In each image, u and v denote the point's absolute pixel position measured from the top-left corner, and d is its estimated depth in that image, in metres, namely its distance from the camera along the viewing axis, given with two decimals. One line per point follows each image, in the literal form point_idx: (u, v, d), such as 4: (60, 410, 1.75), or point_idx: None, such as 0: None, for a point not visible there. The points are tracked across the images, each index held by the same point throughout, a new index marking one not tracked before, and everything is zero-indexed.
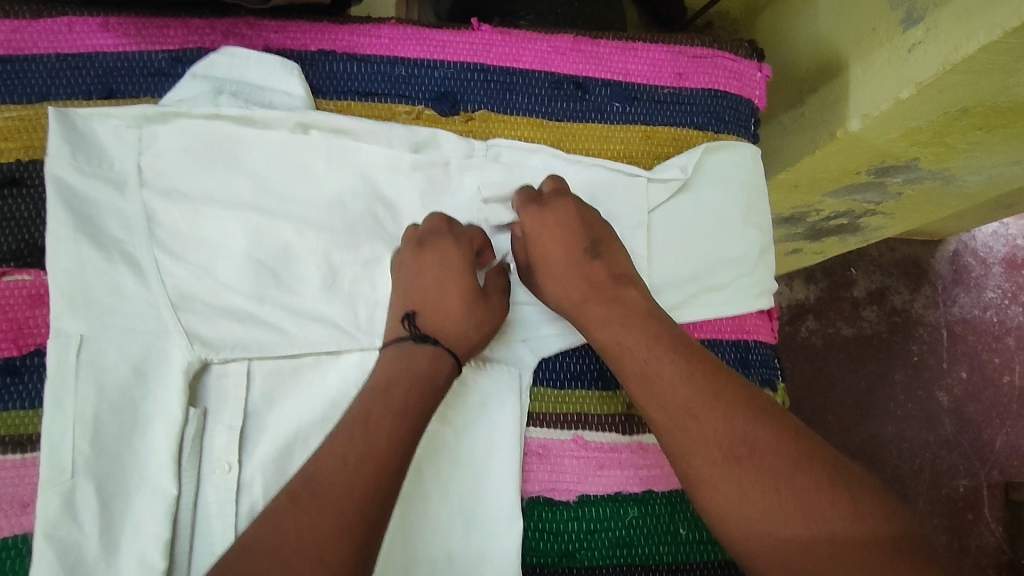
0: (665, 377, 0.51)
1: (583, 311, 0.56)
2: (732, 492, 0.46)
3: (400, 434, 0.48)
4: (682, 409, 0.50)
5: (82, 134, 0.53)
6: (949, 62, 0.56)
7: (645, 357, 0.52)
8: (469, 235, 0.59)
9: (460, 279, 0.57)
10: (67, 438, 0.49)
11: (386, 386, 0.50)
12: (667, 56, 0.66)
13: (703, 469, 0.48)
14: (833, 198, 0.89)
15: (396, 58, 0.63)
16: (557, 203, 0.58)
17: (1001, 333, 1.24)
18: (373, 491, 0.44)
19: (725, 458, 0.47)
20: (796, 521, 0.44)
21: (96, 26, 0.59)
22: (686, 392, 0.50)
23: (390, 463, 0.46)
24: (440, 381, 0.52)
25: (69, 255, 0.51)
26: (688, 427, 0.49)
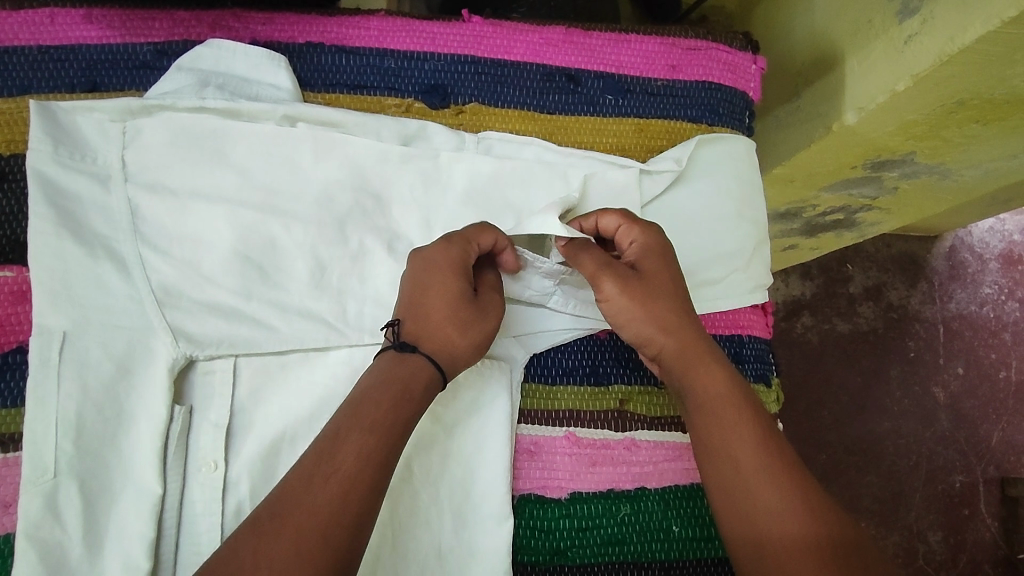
0: (728, 422, 0.49)
1: (685, 350, 0.53)
2: (781, 545, 0.44)
3: (374, 454, 0.44)
4: (741, 457, 0.48)
5: (64, 127, 0.52)
6: (946, 54, 0.55)
7: (717, 401, 0.51)
8: (464, 235, 0.52)
9: (447, 287, 0.50)
10: (49, 437, 0.48)
11: (360, 400, 0.46)
12: (660, 48, 0.66)
13: (752, 519, 0.46)
14: (829, 193, 0.89)
15: (386, 50, 0.62)
16: (660, 232, 0.56)
17: (998, 329, 1.24)
18: (342, 522, 0.41)
19: (779, 513, 0.45)
20: (796, 519, 0.45)
21: (80, 18, 0.58)
22: (748, 442, 0.48)
23: (360, 489, 0.42)
24: (414, 394, 0.47)
25: (51, 250, 0.50)
26: (744, 476, 0.47)
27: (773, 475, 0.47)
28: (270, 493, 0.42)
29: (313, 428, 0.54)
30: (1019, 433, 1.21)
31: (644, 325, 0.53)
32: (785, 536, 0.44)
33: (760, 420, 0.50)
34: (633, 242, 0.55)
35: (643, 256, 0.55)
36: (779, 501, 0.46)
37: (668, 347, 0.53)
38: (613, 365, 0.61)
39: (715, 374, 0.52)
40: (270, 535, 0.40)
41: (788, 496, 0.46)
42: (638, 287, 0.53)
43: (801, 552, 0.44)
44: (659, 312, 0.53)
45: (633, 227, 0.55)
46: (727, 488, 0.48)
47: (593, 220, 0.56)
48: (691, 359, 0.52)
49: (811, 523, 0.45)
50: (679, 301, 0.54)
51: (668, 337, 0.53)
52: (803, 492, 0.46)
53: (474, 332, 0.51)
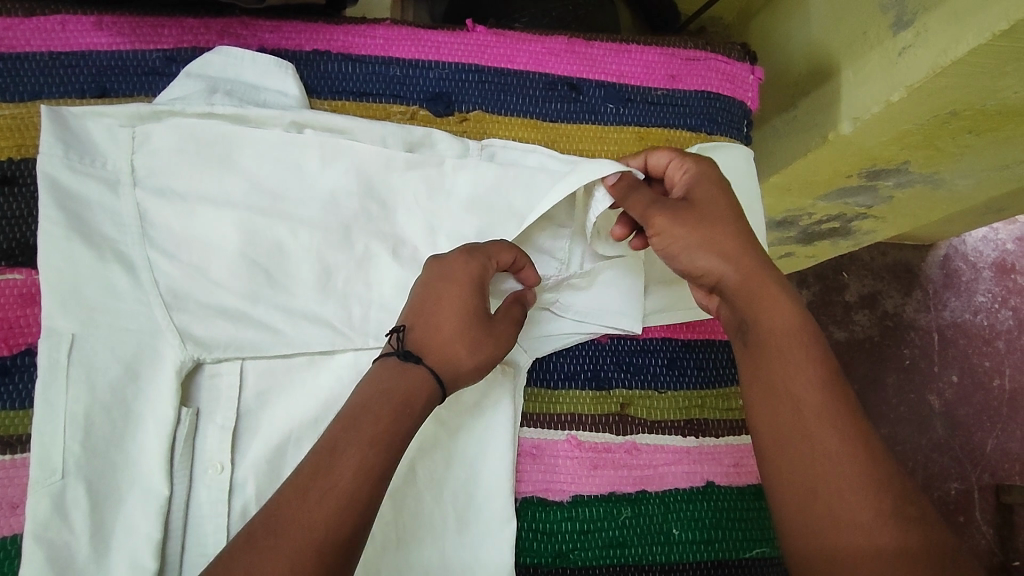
0: (791, 359, 0.48)
1: (748, 281, 0.51)
2: (834, 487, 0.43)
3: (372, 468, 0.44)
4: (802, 399, 0.46)
5: (74, 132, 0.53)
6: (939, 65, 0.56)
7: (782, 336, 0.49)
8: (485, 250, 0.54)
9: (462, 300, 0.52)
10: (57, 438, 0.48)
11: (360, 412, 0.46)
12: (660, 58, 0.67)
13: (805, 459, 0.45)
14: (825, 201, 0.90)
15: (391, 59, 0.63)
16: (712, 164, 0.56)
17: (991, 337, 1.26)
18: (338, 534, 0.41)
19: (836, 455, 0.44)
20: (848, 473, 0.43)
21: (90, 25, 0.59)
22: (812, 383, 0.47)
23: (357, 504, 0.43)
24: (413, 407, 0.48)
25: (61, 254, 0.51)
26: (804, 416, 0.46)
27: (835, 415, 0.45)
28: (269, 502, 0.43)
29: (318, 430, 0.54)
30: (1013, 441, 1.22)
31: (703, 254, 0.51)
32: (840, 480, 0.43)
33: (825, 359, 0.48)
34: (686, 173, 0.56)
35: (696, 182, 0.55)
36: (836, 442, 0.44)
37: (730, 278, 0.51)
38: (614, 370, 0.61)
39: (781, 308, 0.50)
40: (267, 544, 0.40)
41: (849, 437, 0.45)
42: (690, 214, 0.52)
43: (854, 495, 0.43)
44: (719, 239, 0.52)
45: (684, 159, 0.56)
46: (783, 426, 0.46)
47: (643, 158, 0.58)
48: (755, 291, 0.51)
49: (869, 466, 0.44)
50: (739, 230, 0.52)
51: (729, 266, 0.51)
52: (861, 435, 0.45)
53: (484, 349, 0.52)
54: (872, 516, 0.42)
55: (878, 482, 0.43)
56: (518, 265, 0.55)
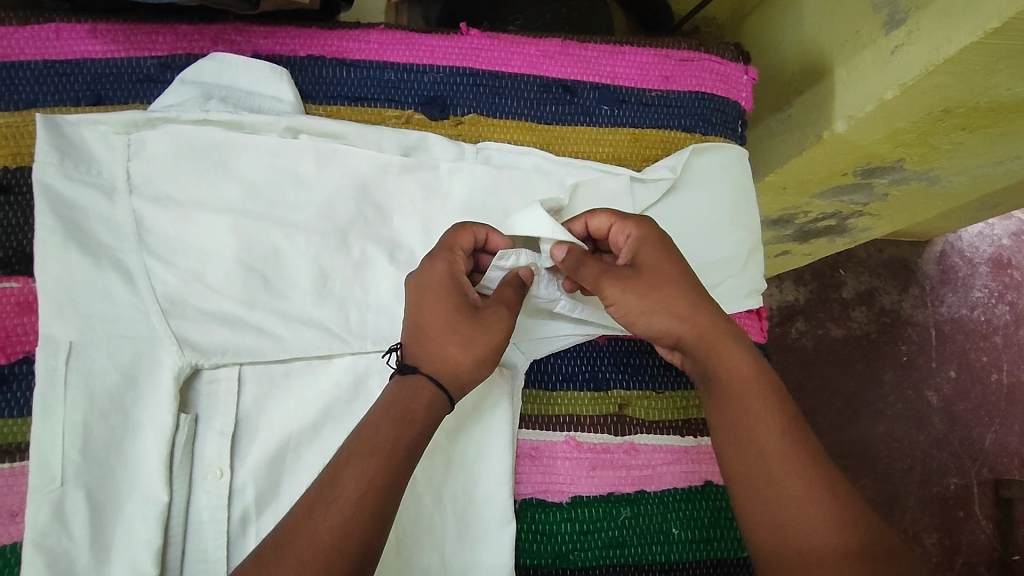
0: (752, 407, 0.49)
1: (706, 334, 0.51)
2: (801, 533, 0.44)
3: (377, 478, 0.44)
4: (765, 446, 0.47)
5: (70, 140, 0.53)
6: (932, 63, 0.57)
7: (742, 384, 0.50)
8: (447, 246, 0.53)
9: (438, 300, 0.51)
10: (56, 446, 0.48)
11: (364, 425, 0.47)
12: (654, 59, 0.67)
13: (776, 506, 0.46)
14: (821, 199, 0.90)
15: (386, 63, 0.63)
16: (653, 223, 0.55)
17: (989, 332, 1.26)
18: (343, 555, 0.41)
19: (801, 499, 0.45)
20: (812, 516, 0.45)
21: (85, 32, 0.59)
22: (772, 430, 0.48)
23: (360, 518, 0.43)
24: (415, 417, 0.47)
25: (58, 262, 0.51)
26: (768, 462, 0.47)
27: (796, 459, 0.47)
28: (275, 529, 0.43)
29: (317, 435, 0.54)
30: (1011, 435, 1.23)
31: (661, 317, 0.51)
32: (807, 524, 0.44)
33: (782, 404, 0.49)
34: (629, 237, 0.55)
35: (641, 245, 0.54)
36: (802, 488, 0.46)
37: (690, 331, 0.51)
38: (611, 370, 0.62)
39: (738, 359, 0.51)
40: (272, 564, 0.40)
41: (810, 480, 0.46)
42: (639, 279, 0.51)
43: (826, 538, 0.44)
44: (670, 299, 0.51)
45: (625, 222, 0.55)
46: (751, 474, 0.47)
47: (583, 222, 0.57)
48: (713, 345, 0.51)
49: (833, 507, 0.45)
50: (688, 288, 0.52)
51: (684, 324, 0.51)
52: (822, 475, 0.46)
53: (476, 342, 0.50)
54: (846, 563, 0.43)
55: (848, 524, 0.44)
56: (482, 237, 0.55)
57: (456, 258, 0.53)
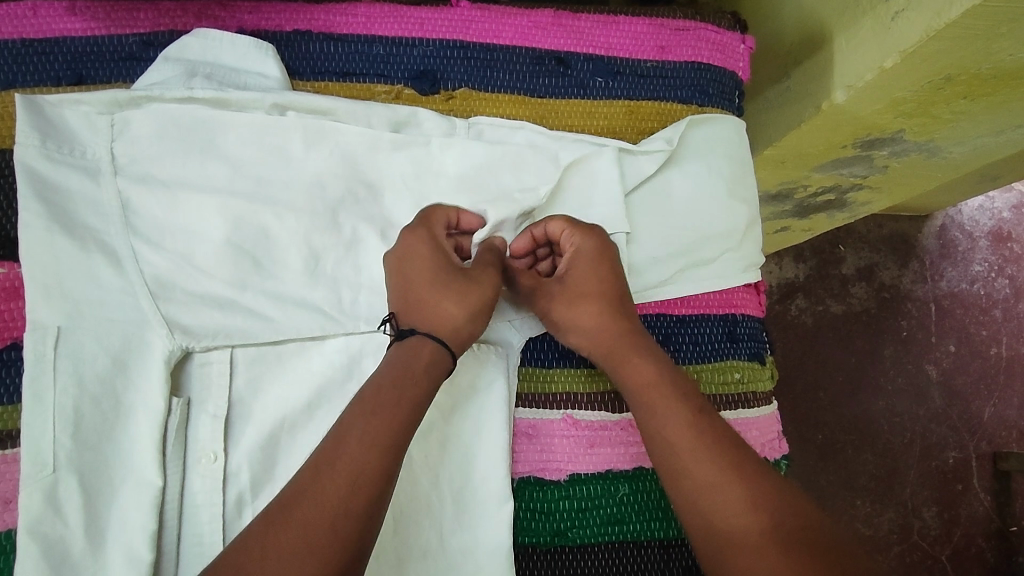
0: (665, 406, 0.52)
1: (611, 346, 0.56)
2: (726, 520, 0.47)
3: (382, 441, 0.45)
4: (680, 440, 0.50)
5: (52, 121, 0.52)
6: (932, 29, 0.55)
7: (651, 386, 0.53)
8: (425, 221, 0.55)
9: (426, 267, 0.53)
10: (47, 431, 0.48)
11: (369, 386, 0.47)
12: (649, 29, 0.65)
13: (698, 497, 0.49)
14: (820, 173, 0.89)
15: (374, 37, 0.61)
16: (600, 232, 0.58)
17: (989, 306, 1.26)
18: (354, 509, 0.42)
19: (718, 487, 0.48)
20: (733, 501, 0.47)
21: (63, 9, 0.57)
22: (683, 424, 0.51)
23: (365, 477, 0.43)
24: (418, 375, 0.49)
25: (43, 246, 0.50)
26: (686, 456, 0.50)
27: (707, 449, 0.50)
28: (276, 497, 0.43)
29: (311, 417, 0.54)
30: (1010, 408, 1.23)
31: (574, 332, 0.57)
32: (726, 510, 0.47)
33: (692, 399, 0.53)
34: (572, 249, 0.57)
35: (577, 261, 0.57)
36: (718, 475, 0.49)
37: (581, 343, 0.57)
38: None
39: (645, 363, 0.54)
40: (279, 525, 0.41)
41: (722, 466, 0.49)
42: (566, 296, 0.57)
43: (746, 522, 0.46)
44: (579, 313, 0.56)
45: (575, 231, 0.57)
46: (674, 470, 0.50)
47: (540, 227, 0.58)
48: (618, 351, 0.55)
49: (747, 490, 0.48)
50: (600, 301, 0.56)
51: (591, 337, 0.56)
52: (733, 460, 0.49)
53: (468, 298, 0.53)
54: (764, 541, 0.45)
55: (761, 504, 0.47)
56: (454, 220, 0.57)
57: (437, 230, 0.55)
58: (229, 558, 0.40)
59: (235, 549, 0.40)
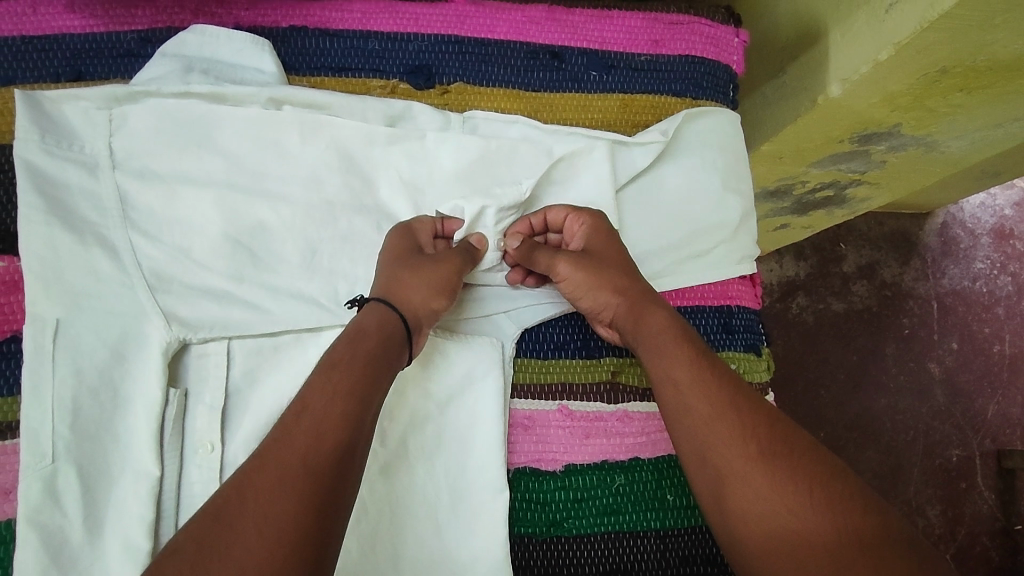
0: (665, 347, 0.53)
1: (633, 305, 0.55)
2: (720, 452, 0.47)
3: (347, 387, 0.46)
4: (682, 380, 0.51)
5: (51, 117, 0.53)
6: (927, 20, 0.55)
7: (657, 334, 0.54)
8: (414, 226, 0.57)
9: (398, 252, 0.55)
10: (46, 422, 0.48)
11: (333, 350, 0.48)
12: (643, 23, 0.66)
13: (698, 432, 0.49)
14: (818, 169, 0.89)
15: (369, 33, 0.61)
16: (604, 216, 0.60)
17: (991, 303, 1.25)
18: (321, 454, 0.42)
19: (714, 420, 0.49)
20: (728, 433, 0.48)
21: (62, 7, 0.58)
22: (687, 366, 0.51)
23: (333, 421, 0.44)
24: (369, 331, 0.50)
25: (41, 238, 0.50)
26: (687, 396, 0.50)
27: (705, 386, 0.50)
28: (251, 452, 0.43)
29: None
30: (1014, 406, 1.22)
31: (600, 294, 0.56)
32: (720, 440, 0.48)
33: (694, 345, 0.53)
34: (582, 227, 0.59)
35: (590, 239, 0.58)
36: (715, 410, 0.49)
37: (608, 305, 0.56)
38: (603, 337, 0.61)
39: (651, 314, 0.55)
40: (248, 476, 0.41)
41: (717, 403, 0.49)
42: (587, 260, 0.56)
43: (739, 452, 0.47)
44: (607, 278, 0.56)
45: (577, 215, 0.59)
46: (675, 407, 0.51)
47: (542, 215, 0.60)
48: (640, 310, 0.55)
49: (738, 423, 0.48)
50: (627, 268, 0.57)
51: (619, 300, 0.56)
52: (728, 398, 0.49)
53: (428, 273, 0.53)
54: (755, 466, 0.46)
55: (751, 433, 0.47)
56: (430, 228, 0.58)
57: (414, 226, 0.57)
58: (206, 509, 0.40)
59: (208, 512, 0.40)
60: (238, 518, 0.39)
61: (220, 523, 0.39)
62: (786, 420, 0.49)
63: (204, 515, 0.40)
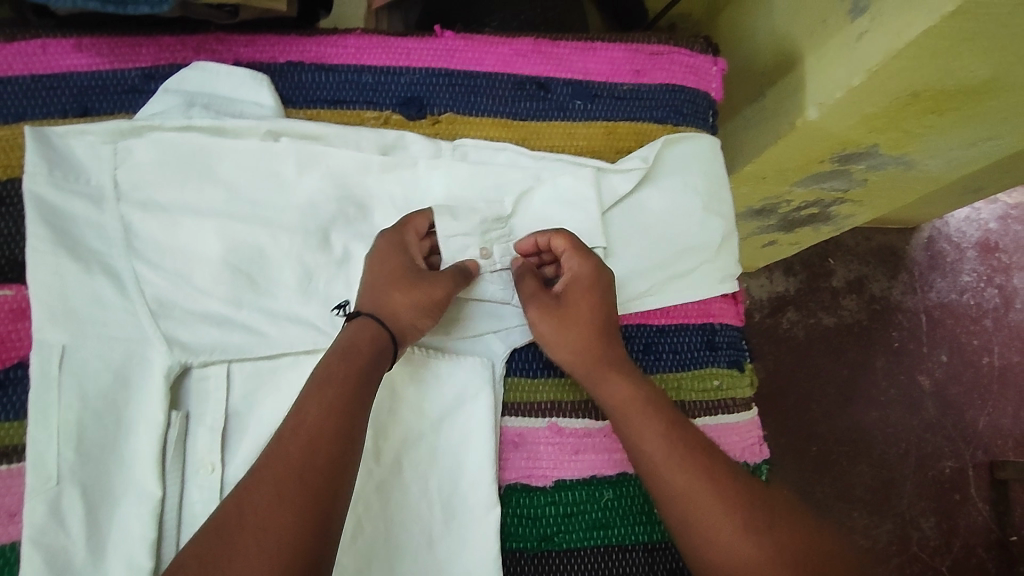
0: (639, 414, 0.55)
1: (593, 368, 0.57)
2: (701, 513, 0.50)
3: (339, 402, 0.47)
4: (650, 448, 0.53)
5: (58, 151, 0.55)
6: (894, 49, 0.58)
7: (625, 402, 0.56)
8: (401, 237, 0.58)
9: (387, 264, 0.56)
10: (52, 446, 0.50)
11: (324, 364, 0.50)
12: (624, 54, 0.69)
13: (675, 496, 0.51)
14: (801, 188, 0.92)
15: (363, 66, 0.64)
16: (597, 258, 0.60)
17: (979, 316, 1.28)
18: (314, 468, 0.44)
19: (690, 485, 0.51)
20: (708, 496, 0.50)
21: (70, 46, 0.60)
22: (656, 433, 0.54)
23: (326, 436, 0.46)
24: (363, 347, 0.51)
25: (48, 268, 0.52)
26: (661, 461, 0.53)
27: (680, 451, 0.53)
28: (250, 467, 0.45)
29: None
30: (1005, 417, 1.24)
31: (560, 351, 0.58)
32: (701, 503, 0.50)
33: (664, 410, 0.56)
34: (574, 267, 0.60)
35: (573, 286, 0.59)
36: (688, 475, 0.52)
37: (570, 364, 0.59)
38: None
39: (618, 379, 0.57)
40: (248, 491, 0.43)
41: (691, 468, 0.52)
42: (558, 314, 0.58)
43: (720, 514, 0.50)
44: (569, 337, 0.58)
45: (574, 254, 0.60)
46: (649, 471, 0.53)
47: (546, 238, 0.61)
48: (598, 373, 0.57)
49: (715, 486, 0.51)
50: (589, 328, 0.58)
51: (573, 358, 0.58)
52: (703, 461, 0.52)
53: (416, 287, 0.55)
54: (735, 527, 0.49)
55: (729, 495, 0.51)
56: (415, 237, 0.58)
57: (401, 237, 0.58)
58: (211, 524, 0.42)
59: (213, 526, 0.42)
60: (239, 533, 0.41)
61: (223, 537, 0.41)
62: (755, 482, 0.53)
63: (209, 530, 0.42)
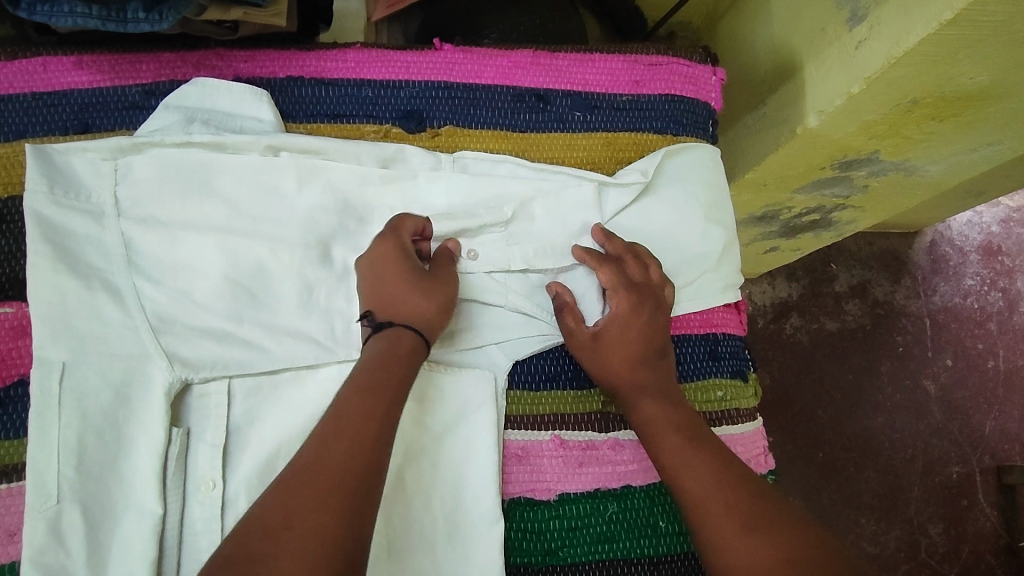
0: (660, 431, 0.56)
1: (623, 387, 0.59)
2: (714, 528, 0.51)
3: (377, 407, 0.48)
4: (672, 464, 0.55)
5: (59, 168, 0.55)
6: (893, 57, 0.58)
7: (650, 418, 0.57)
8: (398, 235, 0.56)
9: (393, 267, 0.55)
10: (52, 465, 0.50)
11: (359, 371, 0.50)
12: (623, 65, 0.69)
13: (694, 509, 0.52)
14: (803, 194, 0.92)
15: (362, 80, 0.64)
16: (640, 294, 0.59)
17: (983, 319, 1.27)
18: (354, 470, 0.44)
19: (706, 499, 0.52)
20: (723, 510, 0.51)
21: (71, 64, 0.60)
22: (677, 449, 0.55)
23: (365, 439, 0.46)
24: (399, 359, 0.51)
25: (47, 285, 0.52)
26: (681, 476, 0.54)
27: (700, 467, 0.53)
28: (289, 464, 0.45)
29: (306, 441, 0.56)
30: (1011, 421, 1.23)
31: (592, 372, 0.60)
32: (716, 517, 0.51)
33: (690, 425, 0.56)
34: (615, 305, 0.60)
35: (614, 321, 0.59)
36: (707, 489, 0.52)
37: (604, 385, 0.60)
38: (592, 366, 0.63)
39: (645, 397, 0.58)
40: (286, 491, 0.43)
41: (709, 483, 0.52)
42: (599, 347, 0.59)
43: (732, 529, 0.50)
44: (601, 358, 0.59)
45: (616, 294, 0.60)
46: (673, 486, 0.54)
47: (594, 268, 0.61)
48: (628, 392, 0.59)
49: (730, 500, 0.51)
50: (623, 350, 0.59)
51: (604, 380, 0.60)
52: (721, 477, 0.53)
53: (430, 288, 0.55)
54: (744, 541, 0.49)
55: (744, 510, 0.50)
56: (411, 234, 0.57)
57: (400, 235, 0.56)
58: (247, 523, 0.42)
59: (248, 525, 0.42)
60: (281, 533, 0.41)
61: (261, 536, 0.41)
62: (777, 496, 0.52)
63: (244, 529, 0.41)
